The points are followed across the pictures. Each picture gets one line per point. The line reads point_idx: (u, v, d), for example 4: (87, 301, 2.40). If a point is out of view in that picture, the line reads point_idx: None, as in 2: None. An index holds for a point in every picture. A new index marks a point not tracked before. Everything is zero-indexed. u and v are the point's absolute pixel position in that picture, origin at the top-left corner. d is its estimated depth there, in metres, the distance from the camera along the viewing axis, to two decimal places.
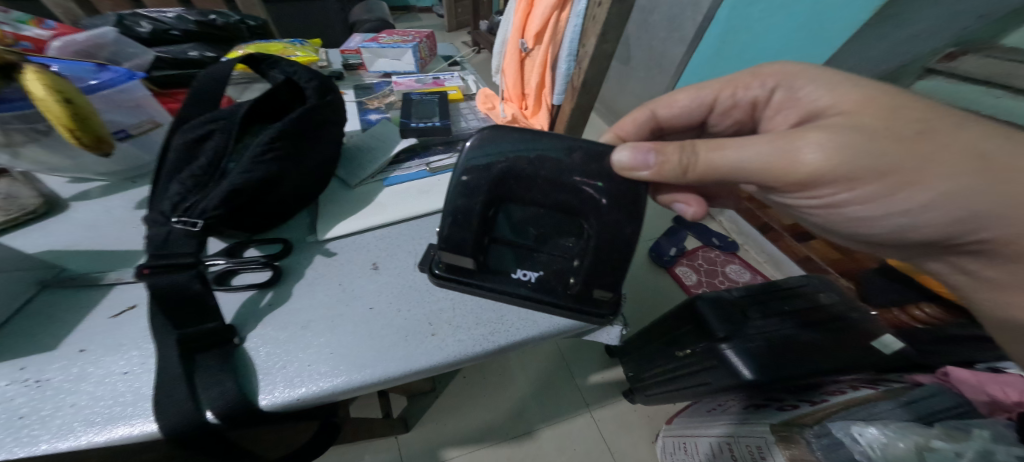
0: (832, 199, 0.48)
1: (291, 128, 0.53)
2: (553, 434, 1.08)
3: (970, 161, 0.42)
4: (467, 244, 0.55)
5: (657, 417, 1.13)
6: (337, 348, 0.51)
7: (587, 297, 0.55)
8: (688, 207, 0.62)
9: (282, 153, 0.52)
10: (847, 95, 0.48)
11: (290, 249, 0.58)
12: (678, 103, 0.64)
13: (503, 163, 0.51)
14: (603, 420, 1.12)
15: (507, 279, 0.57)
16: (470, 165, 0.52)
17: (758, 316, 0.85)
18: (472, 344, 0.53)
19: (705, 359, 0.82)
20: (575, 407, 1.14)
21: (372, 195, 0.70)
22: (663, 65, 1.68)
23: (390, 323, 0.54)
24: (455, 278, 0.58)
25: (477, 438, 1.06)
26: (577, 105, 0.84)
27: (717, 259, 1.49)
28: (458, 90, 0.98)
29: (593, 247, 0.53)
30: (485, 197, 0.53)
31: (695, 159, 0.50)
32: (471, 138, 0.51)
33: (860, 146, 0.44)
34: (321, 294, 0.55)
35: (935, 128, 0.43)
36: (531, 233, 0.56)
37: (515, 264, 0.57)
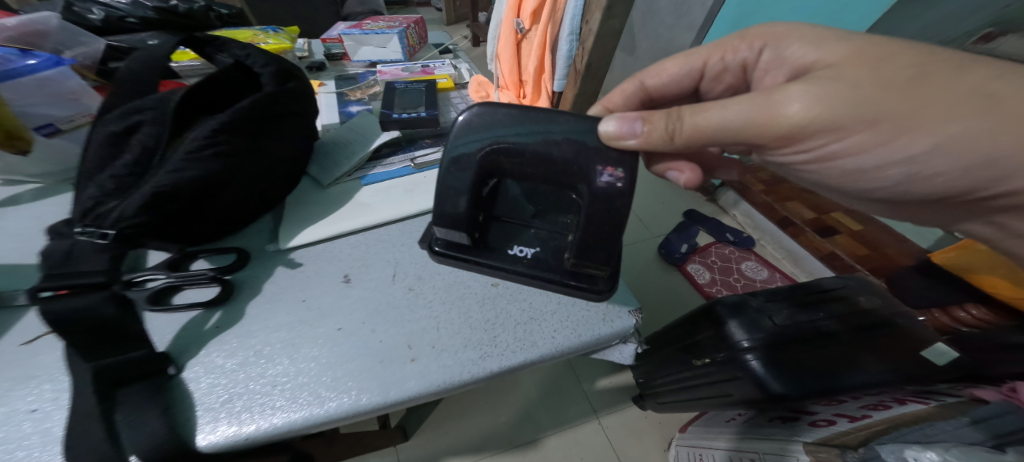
0: (822, 151, 0.39)
1: (238, 118, 0.45)
2: (559, 442, 0.99)
3: (996, 98, 0.33)
4: (461, 221, 0.46)
5: (670, 424, 1.04)
6: (295, 376, 0.42)
7: (581, 271, 0.47)
8: (682, 175, 0.53)
9: (227, 148, 0.44)
10: (837, 47, 0.39)
11: (246, 260, 0.49)
12: (667, 72, 0.54)
13: (497, 145, 0.42)
14: (613, 427, 1.02)
15: (498, 259, 0.49)
16: (463, 149, 0.44)
17: (794, 316, 0.73)
18: (459, 370, 0.44)
19: (723, 369, 0.71)
20: (580, 415, 1.04)
21: (348, 195, 0.61)
22: (671, 54, 1.57)
23: (361, 346, 0.45)
24: (455, 256, 0.50)
25: (477, 448, 0.97)
26: (580, 90, 0.75)
27: (732, 256, 1.37)
28: (448, 79, 0.90)
29: (593, 222, 0.43)
30: (478, 172, 0.44)
31: (680, 124, 0.42)
32: (462, 115, 0.43)
33: (851, 96, 0.36)
34: (281, 311, 0.46)
35: (933, 69, 0.35)
36: (529, 210, 0.50)
37: (513, 239, 0.49)
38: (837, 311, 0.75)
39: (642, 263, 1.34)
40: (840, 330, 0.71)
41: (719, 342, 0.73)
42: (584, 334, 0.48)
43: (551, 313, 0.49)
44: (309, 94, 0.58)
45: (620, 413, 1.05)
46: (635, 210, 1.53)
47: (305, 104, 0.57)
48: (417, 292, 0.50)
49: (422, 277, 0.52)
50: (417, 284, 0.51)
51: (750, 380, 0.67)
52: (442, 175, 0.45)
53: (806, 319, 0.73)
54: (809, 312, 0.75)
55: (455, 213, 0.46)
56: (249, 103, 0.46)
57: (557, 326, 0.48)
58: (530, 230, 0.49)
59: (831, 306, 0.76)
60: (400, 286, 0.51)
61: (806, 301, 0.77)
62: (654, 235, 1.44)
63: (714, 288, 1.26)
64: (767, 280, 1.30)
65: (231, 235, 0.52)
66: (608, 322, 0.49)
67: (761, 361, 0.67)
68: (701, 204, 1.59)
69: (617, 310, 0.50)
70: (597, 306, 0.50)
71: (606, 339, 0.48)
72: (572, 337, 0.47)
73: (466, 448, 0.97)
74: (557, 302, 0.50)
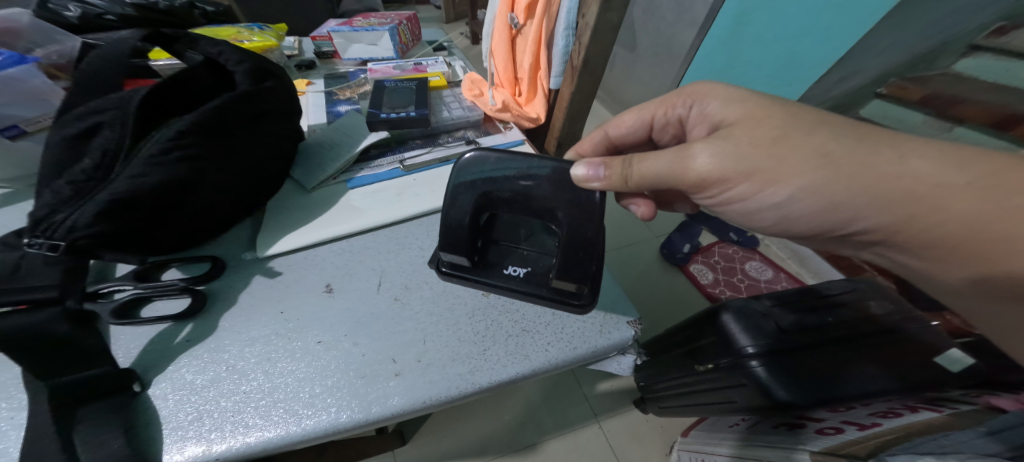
0: (721, 197, 0.41)
1: (207, 119, 0.43)
2: (559, 446, 0.96)
3: (841, 156, 0.35)
4: (459, 242, 0.44)
5: (672, 427, 1.01)
6: (270, 393, 0.38)
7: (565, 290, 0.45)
8: (639, 208, 0.54)
9: (195, 151, 0.42)
10: (737, 106, 0.41)
11: (224, 267, 0.46)
12: (625, 123, 0.54)
13: (495, 179, 0.42)
14: (613, 431, 1.00)
15: (499, 277, 0.46)
16: (463, 182, 0.43)
17: (800, 320, 0.70)
18: (446, 385, 0.41)
19: (728, 375, 0.68)
20: (580, 419, 1.01)
21: (333, 198, 0.59)
22: (672, 51, 1.55)
23: (342, 361, 0.42)
24: (459, 276, 0.47)
25: (477, 452, 0.94)
26: (577, 87, 0.72)
27: (736, 256, 1.34)
28: (441, 77, 0.87)
29: (571, 244, 0.42)
30: (476, 202, 0.43)
31: (631, 171, 0.41)
32: (469, 151, 0.43)
33: (740, 154, 0.38)
34: (256, 324, 0.42)
35: (794, 131, 0.37)
36: (521, 234, 0.47)
37: (505, 260, 0.46)
38: (842, 317, 0.71)
39: (644, 264, 1.31)
40: (853, 335, 0.68)
41: (723, 348, 0.70)
42: (579, 347, 0.45)
43: (544, 324, 0.46)
44: (289, 94, 0.57)
45: (621, 417, 1.02)
46: None
47: (284, 105, 0.55)
48: (404, 302, 0.47)
49: (410, 286, 0.49)
50: (404, 294, 0.48)
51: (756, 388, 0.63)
52: (451, 191, 0.44)
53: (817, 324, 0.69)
54: (815, 314, 0.72)
55: (450, 231, 0.44)
56: (218, 103, 0.44)
57: (551, 339, 0.45)
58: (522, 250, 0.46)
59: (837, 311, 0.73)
60: (385, 296, 0.48)
61: (814, 305, 0.74)
62: (656, 235, 1.41)
63: (717, 288, 1.23)
64: (771, 280, 1.27)
65: (206, 242, 0.49)
66: (605, 334, 0.46)
67: (768, 368, 0.64)
68: None
69: (614, 321, 0.47)
70: (594, 317, 0.47)
71: (603, 352, 0.46)
72: (567, 351, 0.44)
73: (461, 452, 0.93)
74: (551, 313, 0.47)
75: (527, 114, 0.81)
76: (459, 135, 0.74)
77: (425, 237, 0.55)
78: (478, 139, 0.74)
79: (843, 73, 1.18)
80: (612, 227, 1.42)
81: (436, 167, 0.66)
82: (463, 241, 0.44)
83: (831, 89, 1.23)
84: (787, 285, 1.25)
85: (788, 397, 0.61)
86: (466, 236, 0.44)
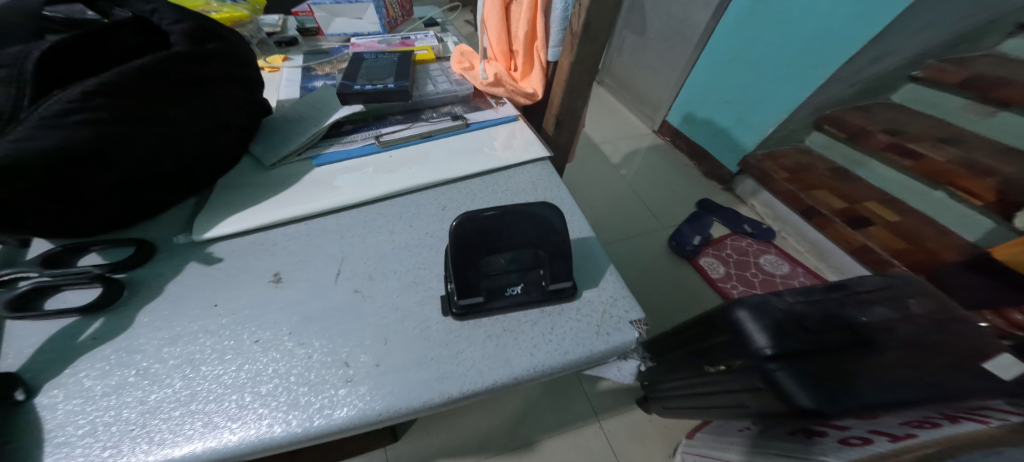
0: None
1: (121, 82, 0.39)
2: (558, 447, 0.88)
3: None
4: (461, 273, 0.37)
5: (677, 428, 0.93)
6: (186, 403, 0.31)
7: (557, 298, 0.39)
8: None
9: (103, 115, 0.37)
10: None
11: (154, 251, 0.40)
12: None
13: (492, 227, 0.36)
14: (614, 431, 0.92)
15: (505, 301, 0.38)
16: (460, 235, 0.36)
17: (828, 313, 0.60)
18: (409, 393, 0.34)
19: (747, 379, 0.57)
20: (578, 416, 0.93)
21: (293, 177, 0.51)
22: (685, 34, 1.45)
23: (281, 362, 0.33)
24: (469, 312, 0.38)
25: (469, 452, 0.86)
26: (576, 57, 0.63)
27: (750, 249, 1.25)
28: (429, 50, 0.79)
29: (562, 257, 0.38)
30: (474, 246, 0.37)
31: None
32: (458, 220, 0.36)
33: None
34: (181, 320, 0.35)
35: None
36: (506, 271, 0.38)
37: (501, 288, 0.38)
38: (878, 315, 0.60)
39: (650, 256, 1.23)
40: (895, 339, 0.58)
41: (745, 352, 0.58)
42: (571, 352, 0.37)
43: (530, 324, 0.38)
44: (236, 63, 0.52)
45: (624, 416, 0.94)
46: (643, 199, 1.41)
47: (228, 74, 0.50)
48: (366, 295, 0.39)
49: (375, 277, 0.41)
50: (367, 285, 0.40)
51: (777, 391, 0.53)
52: (461, 215, 0.36)
53: (847, 319, 0.58)
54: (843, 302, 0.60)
55: (452, 256, 0.37)
56: (137, 65, 0.40)
57: (538, 341, 0.37)
58: (536, 272, 0.39)
59: (869, 306, 0.60)
60: (344, 287, 0.40)
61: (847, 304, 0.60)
62: (664, 226, 1.32)
63: (729, 283, 1.14)
64: (788, 275, 1.17)
65: (135, 221, 0.43)
66: (603, 336, 0.38)
67: (796, 371, 0.53)
68: (716, 193, 1.46)
69: (613, 320, 0.39)
70: (589, 315, 0.39)
71: (598, 358, 0.38)
72: (557, 356, 0.37)
73: (451, 449, 0.86)
74: (540, 311, 0.39)
75: (522, 89, 0.70)
76: (444, 111, 0.66)
77: (397, 220, 0.47)
78: (466, 115, 0.65)
79: (872, 56, 1.02)
80: (617, 218, 1.34)
81: (417, 143, 0.59)
82: (466, 267, 0.37)
83: (861, 72, 1.06)
84: (805, 279, 1.16)
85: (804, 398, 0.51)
86: (471, 259, 0.37)
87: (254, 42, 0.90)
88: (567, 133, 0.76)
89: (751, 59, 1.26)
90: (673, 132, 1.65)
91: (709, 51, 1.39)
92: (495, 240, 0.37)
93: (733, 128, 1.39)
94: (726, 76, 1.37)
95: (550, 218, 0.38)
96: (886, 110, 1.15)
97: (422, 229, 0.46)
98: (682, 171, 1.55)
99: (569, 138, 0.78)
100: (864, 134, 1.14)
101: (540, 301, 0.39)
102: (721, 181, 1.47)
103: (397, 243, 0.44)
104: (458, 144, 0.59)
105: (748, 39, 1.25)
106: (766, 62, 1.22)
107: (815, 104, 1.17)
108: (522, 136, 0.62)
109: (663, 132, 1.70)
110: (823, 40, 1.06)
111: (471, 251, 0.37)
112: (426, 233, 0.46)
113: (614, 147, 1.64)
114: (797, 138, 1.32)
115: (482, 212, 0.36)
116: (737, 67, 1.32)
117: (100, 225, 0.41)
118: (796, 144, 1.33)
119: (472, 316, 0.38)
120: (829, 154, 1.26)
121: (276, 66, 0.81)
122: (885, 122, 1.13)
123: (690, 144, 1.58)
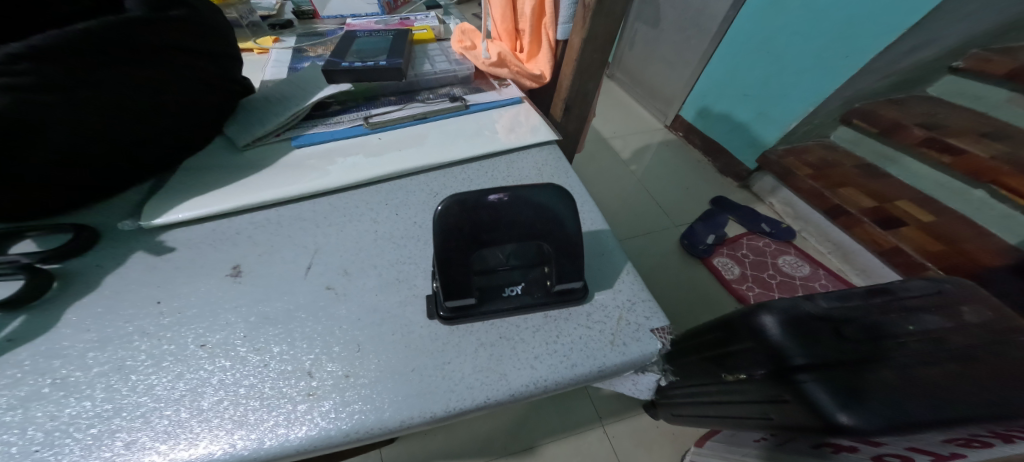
0: None
1: (58, 46, 0.34)
2: (558, 453, 0.76)
3: None
4: (448, 270, 0.31)
5: (686, 435, 0.79)
6: (107, 419, 0.25)
7: (562, 301, 0.33)
8: None
9: (32, 80, 0.33)
10: None
11: (95, 239, 0.35)
12: None
13: (487, 217, 0.30)
14: (619, 438, 0.79)
15: (501, 302, 0.32)
16: (448, 224, 0.30)
17: (884, 303, 0.39)
18: (381, 412, 0.27)
19: (764, 390, 0.36)
20: (583, 419, 0.81)
21: (267, 159, 0.46)
22: (702, 25, 1.38)
23: (229, 371, 0.28)
24: (459, 316, 0.32)
25: (458, 453, 0.75)
26: (588, 33, 0.56)
27: (767, 249, 1.17)
28: (429, 30, 0.73)
29: (570, 256, 0.32)
30: (465, 238, 0.30)
31: None
32: (444, 206, 0.29)
33: None
34: (115, 319, 0.30)
35: None
36: (502, 267, 0.33)
37: (497, 287, 0.33)
38: (939, 320, 0.38)
39: (662, 255, 1.15)
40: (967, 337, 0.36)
41: (764, 356, 0.37)
42: (579, 365, 0.31)
43: (530, 331, 0.32)
44: (208, 33, 0.47)
45: (630, 422, 0.81)
46: (654, 196, 1.34)
47: (196, 45, 0.45)
48: (339, 294, 0.33)
49: (350, 272, 0.35)
50: (341, 281, 0.34)
51: (812, 411, 0.32)
52: (449, 198, 0.30)
53: (909, 313, 0.38)
54: (898, 287, 0.41)
55: (438, 249, 0.30)
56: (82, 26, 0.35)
57: (539, 351, 0.31)
58: (540, 269, 0.33)
59: (941, 304, 0.39)
60: (314, 283, 0.34)
61: (907, 290, 0.40)
62: (675, 224, 1.25)
63: (744, 285, 1.07)
64: (808, 277, 1.09)
65: (73, 206, 0.38)
66: (618, 347, 0.32)
67: (848, 384, 0.32)
68: (731, 190, 1.38)
69: (629, 328, 0.33)
70: (601, 322, 0.33)
71: (612, 372, 0.31)
72: (562, 370, 0.30)
73: (445, 453, 0.75)
74: (542, 316, 0.33)
75: (528, 70, 0.64)
76: (443, 92, 0.60)
77: (381, 207, 0.41)
78: (466, 97, 0.59)
79: (909, 47, 0.94)
80: (626, 214, 1.27)
81: (408, 125, 0.53)
82: (455, 262, 0.31)
83: (897, 63, 0.98)
84: (827, 282, 1.08)
85: (857, 424, 0.30)
86: (461, 252, 0.30)
87: (246, 24, 0.84)
88: (576, 120, 0.69)
89: (774, 50, 1.18)
90: (687, 127, 1.57)
91: (727, 42, 1.32)
92: (491, 231, 0.30)
93: (752, 123, 1.31)
94: (745, 68, 1.29)
95: (556, 206, 0.31)
96: (922, 102, 1.05)
97: (409, 218, 0.40)
98: (696, 168, 1.47)
99: (578, 125, 0.71)
100: (897, 127, 1.05)
101: (544, 304, 0.33)
102: (738, 177, 1.39)
103: (379, 234, 0.38)
104: (455, 126, 0.53)
105: (771, 28, 1.17)
106: (792, 52, 1.14)
107: (844, 97, 1.08)
108: (528, 119, 0.55)
109: (676, 127, 1.62)
110: (856, 27, 0.98)
111: (462, 243, 0.30)
112: (413, 222, 0.40)
113: (624, 142, 1.57)
114: (822, 133, 1.23)
115: (480, 196, 0.30)
116: (756, 59, 1.25)
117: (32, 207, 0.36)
118: (820, 140, 1.25)
119: (463, 321, 0.32)
120: (857, 150, 1.17)
121: (266, 48, 0.76)
122: (921, 115, 1.03)
123: (704, 140, 1.50)
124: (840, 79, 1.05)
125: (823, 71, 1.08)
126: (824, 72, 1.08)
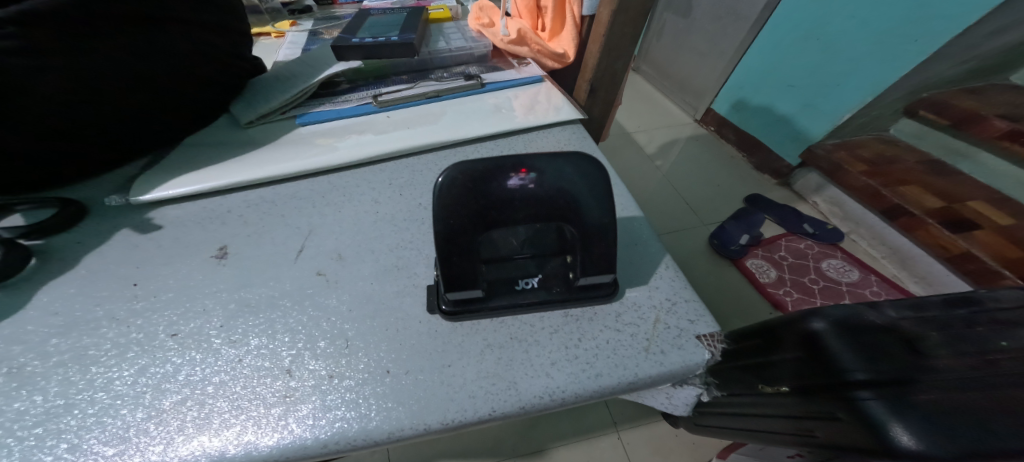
0: None
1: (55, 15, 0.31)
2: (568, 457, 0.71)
3: None
4: (450, 256, 0.26)
5: (709, 444, 0.72)
6: (58, 415, 0.22)
7: (583, 297, 0.28)
8: None
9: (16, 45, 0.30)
10: None
11: (81, 214, 0.33)
12: None
13: (497, 193, 0.25)
14: (634, 447, 0.72)
15: (514, 297, 0.28)
16: (450, 197, 0.25)
17: (968, 313, 0.26)
18: (367, 420, 0.23)
19: (806, 405, 0.27)
20: (595, 422, 0.75)
21: (269, 137, 0.43)
22: (743, 12, 1.27)
23: (198, 366, 0.24)
24: (465, 313, 0.27)
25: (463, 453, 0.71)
26: (619, 5, 0.49)
27: (809, 252, 1.06)
28: (446, 10, 0.69)
29: (594, 247, 0.27)
30: (470, 219, 0.25)
31: None
32: (446, 176, 0.25)
33: None
34: (87, 301, 0.27)
35: None
36: (514, 256, 0.28)
37: (511, 279, 0.28)
38: None
39: (692, 254, 1.07)
40: None
41: (810, 365, 0.27)
42: (604, 375, 0.25)
43: (546, 332, 0.27)
44: (210, 6, 0.44)
45: (646, 428, 0.74)
46: (683, 193, 1.26)
47: (201, 17, 0.42)
48: (330, 281, 0.29)
49: (345, 258, 0.31)
50: (334, 267, 0.30)
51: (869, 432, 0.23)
52: (453, 168, 0.25)
53: None
54: (987, 295, 0.27)
55: (440, 233, 0.26)
56: None
57: (553, 355, 0.26)
58: (561, 259, 0.28)
59: None
60: (304, 269, 0.30)
61: (1000, 298, 0.26)
62: (706, 222, 1.16)
63: (781, 290, 0.97)
64: (857, 283, 0.98)
65: (63, 179, 0.37)
66: (651, 356, 0.26)
67: (924, 406, 0.22)
68: (769, 187, 1.27)
69: (668, 334, 0.27)
70: (629, 326, 0.27)
71: (645, 385, 0.26)
72: (583, 380, 0.25)
73: (452, 451, 0.71)
74: (561, 315, 0.28)
75: (550, 49, 0.57)
76: (457, 70, 0.55)
77: (384, 188, 0.37)
78: (482, 75, 0.54)
79: (992, 29, 0.81)
80: (653, 211, 1.20)
81: (420, 104, 0.48)
82: (460, 248, 0.26)
83: (976, 48, 0.85)
84: (879, 289, 0.96)
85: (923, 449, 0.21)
86: (467, 236, 0.26)
87: (266, 10, 0.82)
88: (602, 103, 0.63)
89: (826, 35, 1.07)
90: (721, 120, 1.47)
91: (769, 29, 1.22)
92: (505, 212, 0.25)
93: (797, 115, 1.20)
94: (790, 57, 1.19)
95: (581, 185, 0.26)
96: None
97: (413, 199, 0.36)
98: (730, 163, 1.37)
99: (604, 108, 0.64)
100: (974, 119, 0.91)
101: (564, 300, 0.28)
102: (777, 174, 1.28)
103: (380, 216, 0.34)
104: (469, 104, 0.48)
105: (822, 13, 1.07)
106: (847, 38, 1.03)
107: (910, 86, 0.96)
108: (550, 97, 0.50)
109: (708, 121, 1.52)
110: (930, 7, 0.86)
111: (469, 225, 0.25)
112: (417, 204, 0.36)
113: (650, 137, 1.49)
114: (877, 126, 1.10)
115: (493, 171, 0.25)
116: (804, 48, 1.14)
117: (19, 180, 0.34)
118: (876, 134, 1.12)
119: (469, 319, 0.27)
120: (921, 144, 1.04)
121: (283, 32, 0.74)
122: None
123: (740, 135, 1.40)
124: (899, 72, 0.94)
125: (879, 62, 0.97)
126: (879, 64, 0.97)
